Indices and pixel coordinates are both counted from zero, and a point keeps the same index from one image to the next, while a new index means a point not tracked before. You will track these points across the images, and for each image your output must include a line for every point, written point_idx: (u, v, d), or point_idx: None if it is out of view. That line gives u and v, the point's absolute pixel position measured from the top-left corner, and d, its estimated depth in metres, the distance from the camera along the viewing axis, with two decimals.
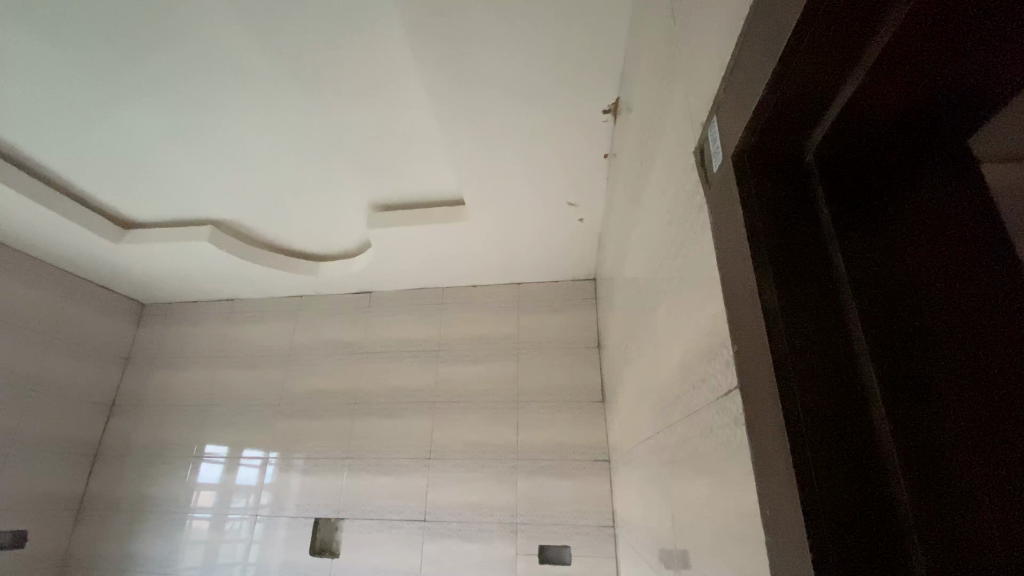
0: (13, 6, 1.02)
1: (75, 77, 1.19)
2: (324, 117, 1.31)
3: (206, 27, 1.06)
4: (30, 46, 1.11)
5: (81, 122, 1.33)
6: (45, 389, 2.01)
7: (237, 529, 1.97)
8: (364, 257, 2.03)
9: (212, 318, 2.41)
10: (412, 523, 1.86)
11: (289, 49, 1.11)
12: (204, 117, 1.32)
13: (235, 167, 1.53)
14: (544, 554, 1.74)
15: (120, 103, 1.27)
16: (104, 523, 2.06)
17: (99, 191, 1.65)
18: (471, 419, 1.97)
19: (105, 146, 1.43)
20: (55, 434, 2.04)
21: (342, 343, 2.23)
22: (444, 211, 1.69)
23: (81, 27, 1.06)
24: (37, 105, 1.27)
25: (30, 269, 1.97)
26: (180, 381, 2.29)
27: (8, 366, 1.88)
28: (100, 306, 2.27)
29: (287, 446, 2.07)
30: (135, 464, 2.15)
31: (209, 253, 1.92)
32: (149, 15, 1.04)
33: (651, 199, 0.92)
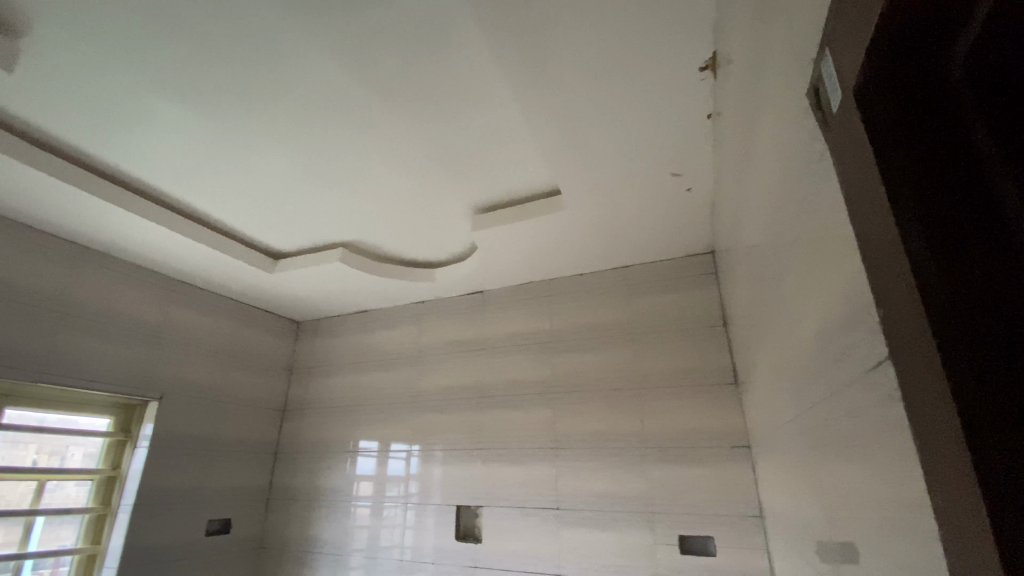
0: (165, 86, 1.22)
1: (218, 135, 1.40)
2: (420, 132, 1.39)
3: (310, 71, 1.18)
4: (181, 116, 1.33)
5: (228, 172, 1.57)
6: (232, 401, 2.41)
7: (393, 516, 2.19)
8: (473, 258, 2.11)
9: (351, 328, 2.70)
10: (545, 512, 1.90)
11: (381, 74, 1.19)
12: (319, 151, 1.47)
13: (350, 192, 1.68)
14: (685, 543, 1.67)
15: (253, 150, 1.47)
16: (289, 510, 2.43)
17: (250, 228, 1.94)
18: (593, 408, 1.96)
19: (248, 190, 1.67)
20: (244, 436, 2.44)
21: (462, 341, 2.35)
22: (543, 202, 1.69)
23: (215, 93, 1.25)
24: (195, 163, 1.53)
25: (210, 302, 2.38)
26: (332, 386, 2.60)
27: (204, 383, 2.29)
28: (265, 327, 2.66)
29: (426, 440, 2.24)
30: (306, 459, 2.50)
31: (340, 272, 2.15)
32: (265, 72, 1.18)
33: (764, 155, 0.83)
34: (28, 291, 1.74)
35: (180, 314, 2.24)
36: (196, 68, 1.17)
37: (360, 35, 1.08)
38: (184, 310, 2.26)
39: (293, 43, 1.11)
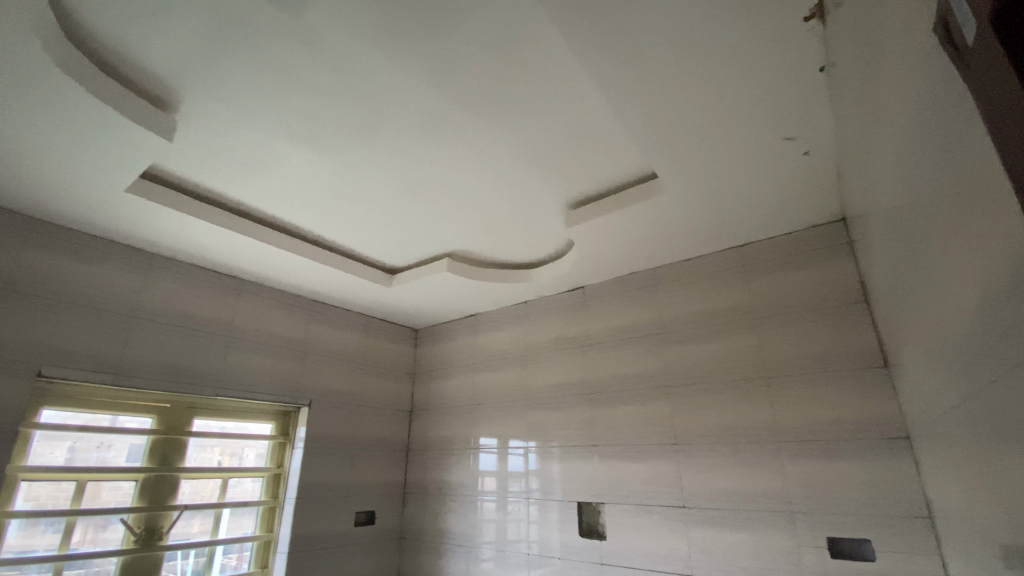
0: (285, 132, 1.39)
1: (332, 169, 1.56)
2: (508, 138, 1.42)
3: (403, 98, 1.27)
4: (301, 157, 1.50)
5: (344, 200, 1.75)
6: (367, 405, 2.66)
7: (517, 510, 2.26)
8: (572, 254, 2.10)
9: (462, 332, 2.84)
10: (670, 509, 1.83)
11: (467, 89, 1.23)
12: (418, 170, 1.57)
13: (449, 204, 1.77)
14: (835, 546, 1.51)
15: (362, 178, 1.61)
16: (423, 504, 2.62)
17: (367, 248, 2.12)
18: (714, 401, 1.84)
19: (362, 214, 1.84)
20: (380, 436, 2.69)
21: (569, 338, 2.35)
22: (639, 188, 1.63)
23: (324, 131, 1.39)
24: (316, 196, 1.72)
25: (341, 317, 2.66)
26: (451, 387, 2.75)
27: (343, 390, 2.56)
28: (388, 336, 2.90)
29: (542, 437, 2.28)
30: (433, 456, 2.68)
31: (448, 280, 2.27)
32: (364, 106, 1.29)
33: (892, 102, 0.71)
34: (202, 320, 2.09)
35: (318, 330, 2.53)
36: (307, 112, 1.32)
37: (442, 53, 1.13)
38: (320, 326, 2.55)
39: (387, 75, 1.20)
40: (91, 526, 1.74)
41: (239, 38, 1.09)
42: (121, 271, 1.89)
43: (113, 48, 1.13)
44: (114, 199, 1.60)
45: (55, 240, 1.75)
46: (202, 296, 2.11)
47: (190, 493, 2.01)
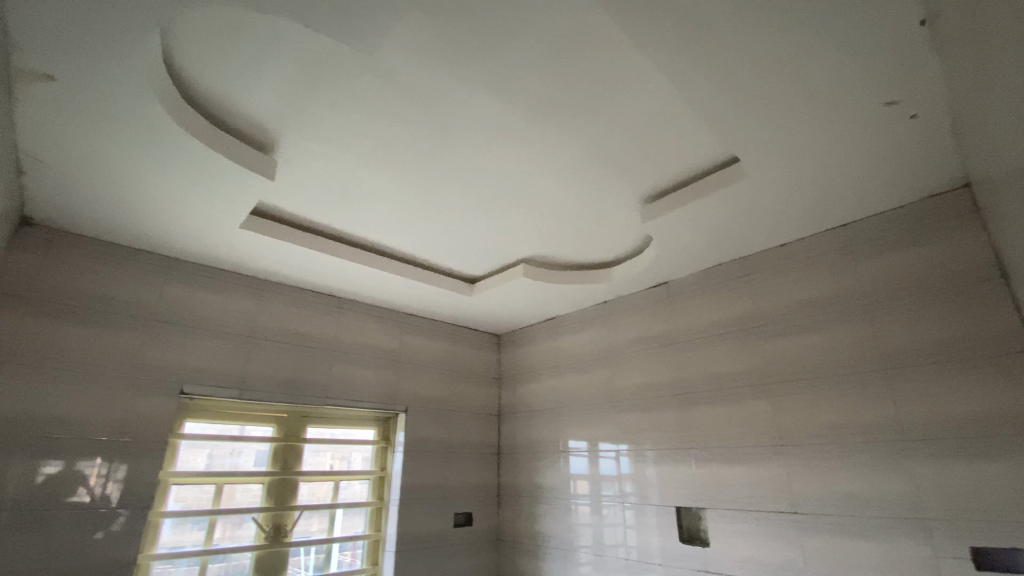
0: (368, 160, 1.50)
1: (412, 189, 1.66)
2: (578, 140, 1.42)
3: (472, 114, 1.32)
4: (383, 181, 1.61)
5: (425, 217, 1.84)
6: (458, 411, 2.77)
7: (613, 515, 2.22)
8: (651, 250, 2.04)
9: (544, 335, 2.86)
10: (780, 516, 1.71)
11: (533, 97, 1.26)
12: (492, 182, 1.62)
13: (524, 211, 1.80)
14: (982, 558, 1.32)
15: (439, 194, 1.69)
16: (517, 507, 2.67)
17: (448, 260, 2.22)
18: (821, 397, 1.70)
19: (442, 229, 1.93)
20: (472, 441, 2.78)
21: (654, 336, 2.29)
22: (719, 176, 1.56)
23: (402, 155, 1.48)
24: (399, 216, 1.83)
25: (428, 327, 2.79)
26: (537, 391, 2.78)
27: (435, 396, 2.69)
28: (473, 343, 2.99)
29: (634, 440, 2.23)
30: (524, 460, 2.72)
31: (527, 286, 2.30)
32: (437, 126, 1.36)
33: (1010, 50, 0.63)
34: (308, 337, 2.29)
35: (409, 341, 2.67)
36: (386, 139, 1.41)
37: (505, 65, 1.16)
38: (411, 337, 2.69)
39: (457, 95, 1.25)
40: (229, 524, 1.98)
41: (326, 81, 1.21)
42: (240, 297, 2.14)
43: (222, 104, 1.29)
44: (231, 234, 1.82)
45: (187, 275, 2.02)
46: (307, 316, 2.32)
47: (308, 494, 2.21)
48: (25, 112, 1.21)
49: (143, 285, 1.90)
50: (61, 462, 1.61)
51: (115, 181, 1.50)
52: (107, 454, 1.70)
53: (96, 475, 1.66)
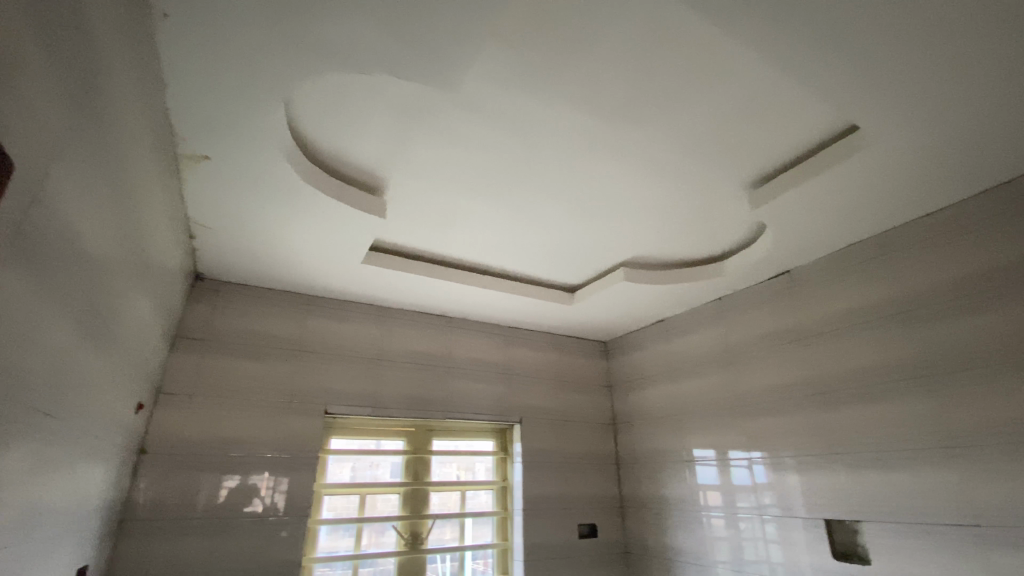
0: (465, 187, 1.60)
1: (507, 209, 1.73)
2: (667, 136, 1.38)
3: (556, 128, 1.34)
4: (480, 205, 1.70)
5: (521, 234, 1.90)
6: (572, 421, 2.77)
7: (751, 528, 2.06)
8: (763, 239, 1.89)
9: (654, 339, 2.76)
10: (958, 530, 1.46)
11: (616, 102, 1.25)
12: (583, 190, 1.62)
13: (620, 215, 1.78)
14: None
15: (533, 210, 1.74)
16: (643, 518, 2.59)
17: (548, 272, 2.26)
18: (998, 388, 1.44)
19: (539, 243, 1.97)
20: (590, 451, 2.76)
21: (779, 332, 2.11)
22: (834, 149, 1.41)
23: (494, 178, 1.56)
24: (497, 236, 1.92)
25: (535, 339, 2.84)
26: (652, 397, 2.69)
27: (548, 407, 2.72)
28: (581, 352, 2.99)
29: (767, 446, 2.06)
30: (646, 469, 2.63)
31: (630, 289, 2.25)
32: (524, 146, 1.41)
33: None
34: (426, 357, 2.47)
35: (518, 354, 2.75)
36: (478, 165, 1.50)
37: (581, 76, 1.18)
38: (520, 350, 2.76)
39: (540, 113, 1.29)
40: (374, 531, 2.18)
41: (420, 122, 1.32)
42: (366, 325, 2.37)
43: (336, 157, 1.47)
44: (353, 270, 2.04)
45: (322, 309, 2.29)
46: (423, 337, 2.50)
47: (438, 504, 2.35)
48: (193, 188, 1.49)
49: (288, 320, 2.20)
50: (239, 476, 1.91)
51: (261, 235, 1.76)
52: (273, 469, 1.97)
53: (265, 487, 1.94)
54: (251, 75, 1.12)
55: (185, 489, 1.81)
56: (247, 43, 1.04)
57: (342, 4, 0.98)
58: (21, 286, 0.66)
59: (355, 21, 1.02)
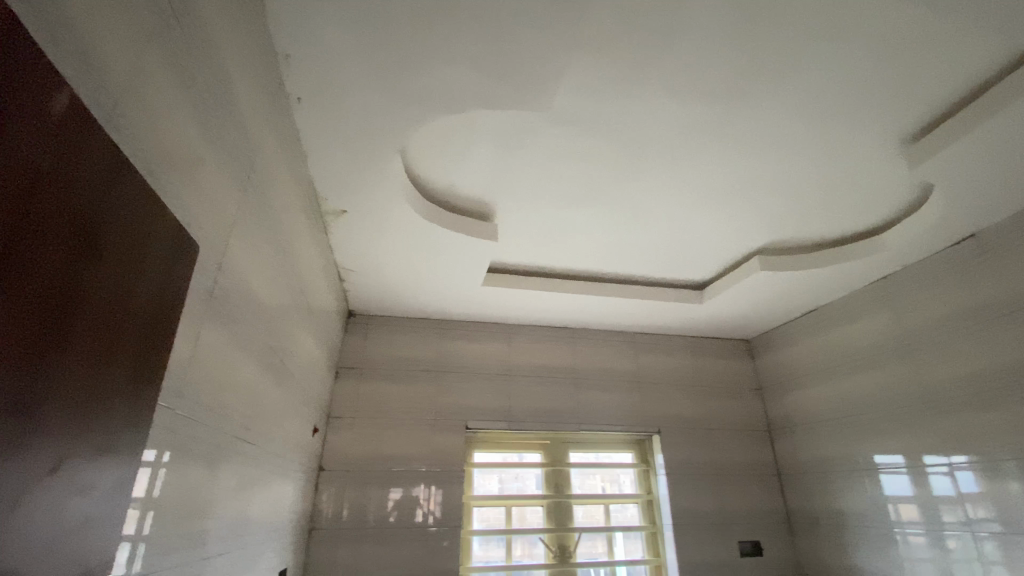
0: (574, 199, 1.61)
1: (619, 213, 1.69)
2: (786, 108, 1.25)
3: (658, 124, 1.30)
4: (590, 214, 1.69)
5: (638, 236, 1.85)
6: (719, 427, 2.58)
7: (962, 549, 1.71)
8: (933, 202, 1.59)
9: (806, 332, 2.46)
10: None
11: (719, 84, 1.17)
12: (698, 182, 1.53)
13: (745, 202, 1.64)
14: None
15: (646, 211, 1.68)
16: (817, 535, 2.29)
17: (671, 272, 2.15)
18: None
19: (657, 243, 1.89)
20: (743, 459, 2.53)
21: (970, 310, 1.74)
22: (1014, 81, 1.15)
23: (599, 185, 1.54)
24: (612, 242, 1.89)
25: (666, 343, 2.72)
26: (812, 398, 2.39)
27: (689, 414, 2.57)
28: (721, 353, 2.77)
29: (972, 450, 1.70)
30: (814, 479, 2.34)
31: (767, 280, 2.05)
32: (626, 148, 1.38)
33: None
34: (554, 370, 2.50)
35: (649, 360, 2.64)
36: (583, 176, 1.50)
37: (676, 65, 1.12)
38: (651, 356, 2.66)
39: (638, 113, 1.26)
40: (524, 543, 2.24)
41: (521, 145, 1.36)
42: (495, 343, 2.48)
43: (450, 190, 1.58)
44: (477, 293, 2.15)
45: (455, 332, 2.45)
46: (549, 350, 2.53)
47: (583, 517, 2.34)
48: (338, 238, 1.71)
49: (427, 345, 2.39)
50: (400, 489, 2.11)
51: (396, 271, 1.95)
52: (428, 482, 2.14)
53: (423, 499, 2.11)
54: (369, 133, 1.26)
55: (357, 500, 2.05)
56: (364, 106, 1.18)
57: (437, 53, 1.06)
58: (218, 338, 0.83)
59: (448, 66, 1.10)
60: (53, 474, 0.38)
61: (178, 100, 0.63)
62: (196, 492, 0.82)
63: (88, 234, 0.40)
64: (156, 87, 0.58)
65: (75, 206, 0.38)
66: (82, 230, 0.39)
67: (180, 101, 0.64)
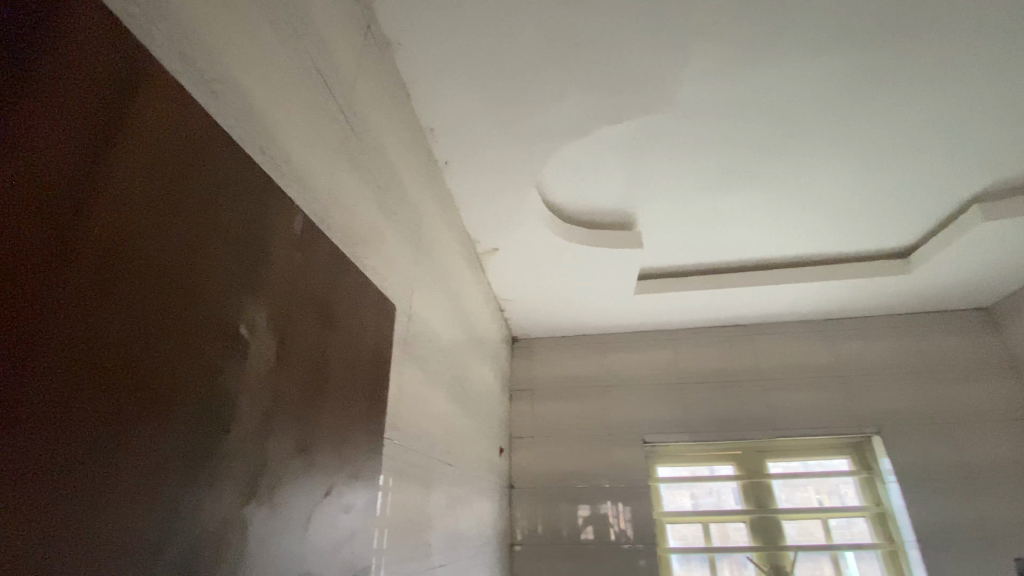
0: (721, 189, 1.50)
1: (777, 193, 1.53)
2: (978, 24, 1.01)
3: (805, 88, 1.16)
4: (742, 201, 1.56)
5: (806, 213, 1.64)
6: (961, 421, 2.08)
7: None
8: None
9: None
10: None
11: (874, 24, 1.01)
12: (872, 138, 1.31)
13: (943, 146, 1.34)
14: None
15: (810, 184, 1.49)
16: None
17: (857, 245, 1.85)
18: None
19: (832, 216, 1.65)
20: (1006, 458, 2.00)
21: None
22: None
23: (747, 168, 1.42)
24: (775, 225, 1.70)
25: (867, 326, 2.31)
26: None
27: (915, 408, 2.13)
28: (949, 329, 2.25)
29: None
30: None
31: (995, 231, 1.63)
32: (773, 123, 1.26)
33: None
34: (731, 372, 2.31)
35: (848, 349, 2.28)
36: (727, 162, 1.40)
37: (818, 15, 1.00)
38: (849, 344, 2.29)
39: (779, 83, 1.15)
40: (732, 563, 2.07)
41: (653, 149, 1.34)
42: (660, 351, 2.39)
43: (587, 208, 1.61)
44: (632, 302, 2.12)
45: (616, 344, 2.43)
46: (721, 352, 2.35)
47: (796, 534, 2.08)
48: (493, 273, 1.85)
49: (590, 361, 2.41)
50: (589, 506, 2.14)
51: (550, 294, 2.03)
52: (615, 499, 2.13)
53: (613, 515, 2.11)
54: (506, 174, 1.36)
55: (549, 517, 2.14)
56: (498, 152, 1.29)
57: (554, 86, 1.12)
58: (415, 378, 0.97)
59: (569, 94, 1.14)
60: (327, 496, 0.49)
61: (362, 191, 0.78)
62: (417, 511, 0.96)
63: (326, 312, 0.53)
64: (346, 186, 0.72)
65: (315, 292, 0.51)
66: (322, 310, 0.52)
67: (363, 191, 0.78)
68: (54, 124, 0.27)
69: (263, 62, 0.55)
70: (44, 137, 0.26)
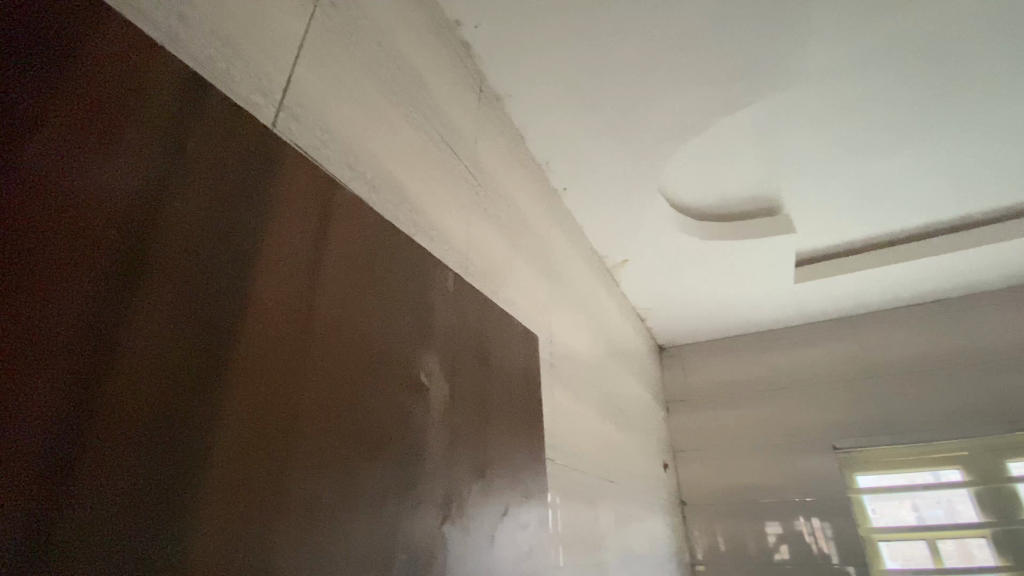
0: (880, 152, 1.30)
1: (960, 142, 1.28)
2: None
3: (973, 18, 0.97)
4: (912, 160, 1.34)
5: (1007, 157, 1.33)
6: None
7: None
8: None
9: None
10: None
11: None
12: None
13: None
14: None
15: (1006, 121, 1.22)
16: None
17: None
18: None
19: None
20: None
21: None
22: None
23: (911, 121, 1.21)
24: (965, 178, 1.41)
25: None
26: None
27: None
28: None
29: None
30: None
31: None
32: (938, 67, 1.07)
33: None
34: (935, 358, 1.94)
35: None
36: (883, 123, 1.22)
37: None
38: None
39: (935, 22, 0.98)
40: None
41: (786, 128, 1.23)
42: (833, 343, 2.11)
43: (718, 203, 1.52)
44: (789, 293, 1.92)
45: (778, 341, 2.21)
46: (916, 336, 1.99)
47: None
48: (628, 285, 1.84)
49: (750, 362, 2.22)
50: (780, 523, 1.93)
51: (691, 298, 1.94)
52: (808, 514, 1.90)
53: (809, 532, 1.88)
54: (625, 187, 1.37)
55: (732, 534, 1.99)
56: (614, 168, 1.31)
57: (662, 91, 1.11)
58: (566, 399, 1.01)
59: (678, 95, 1.12)
60: (504, 515, 0.55)
61: (494, 235, 0.86)
62: (588, 527, 0.99)
63: (481, 349, 0.59)
64: (481, 234, 0.81)
65: (470, 334, 0.58)
66: (477, 348, 0.59)
67: (495, 234, 0.86)
68: (286, 240, 0.37)
69: (405, 149, 0.65)
70: (283, 251, 0.36)
